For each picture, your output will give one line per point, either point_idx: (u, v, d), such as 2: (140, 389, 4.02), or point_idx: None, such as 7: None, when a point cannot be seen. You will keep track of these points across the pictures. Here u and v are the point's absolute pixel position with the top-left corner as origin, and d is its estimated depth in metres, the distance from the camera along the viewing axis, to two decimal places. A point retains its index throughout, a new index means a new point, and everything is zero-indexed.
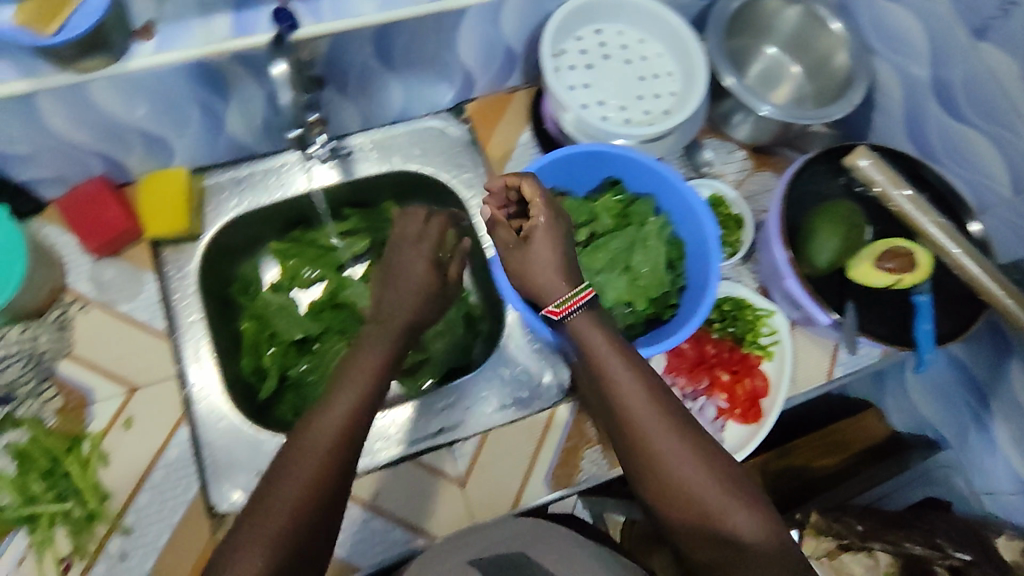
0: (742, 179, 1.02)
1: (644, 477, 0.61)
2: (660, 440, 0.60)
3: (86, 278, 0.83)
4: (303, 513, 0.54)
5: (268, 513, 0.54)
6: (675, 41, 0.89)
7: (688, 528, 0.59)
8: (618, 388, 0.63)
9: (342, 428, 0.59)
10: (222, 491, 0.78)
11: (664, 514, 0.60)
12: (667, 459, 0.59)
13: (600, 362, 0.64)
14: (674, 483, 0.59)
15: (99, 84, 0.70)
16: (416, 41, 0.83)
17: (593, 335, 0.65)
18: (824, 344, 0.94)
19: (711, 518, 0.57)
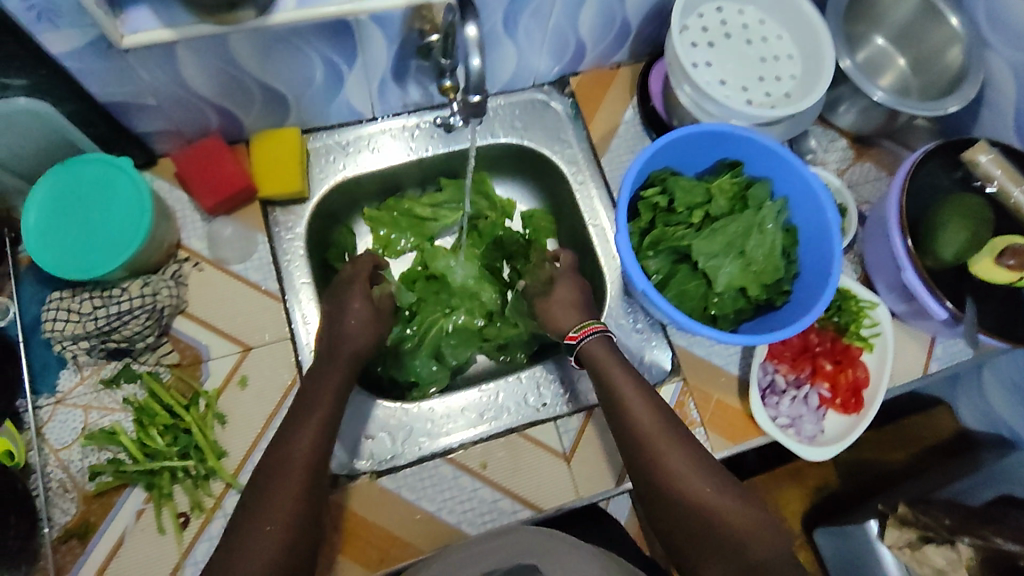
0: (842, 169, 1.01)
1: (649, 482, 0.71)
2: (666, 454, 0.71)
3: (200, 236, 0.82)
4: (297, 501, 0.64)
5: (272, 501, 0.63)
6: (799, 22, 0.87)
7: (683, 526, 0.68)
8: (630, 407, 0.74)
9: (310, 448, 0.68)
10: (344, 458, 0.80)
11: (663, 518, 0.70)
12: (667, 468, 0.70)
13: (612, 379, 0.76)
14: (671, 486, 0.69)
15: (237, 35, 0.67)
16: (546, 10, 0.81)
17: (607, 360, 0.78)
18: (920, 338, 0.93)
19: (705, 519, 0.66)
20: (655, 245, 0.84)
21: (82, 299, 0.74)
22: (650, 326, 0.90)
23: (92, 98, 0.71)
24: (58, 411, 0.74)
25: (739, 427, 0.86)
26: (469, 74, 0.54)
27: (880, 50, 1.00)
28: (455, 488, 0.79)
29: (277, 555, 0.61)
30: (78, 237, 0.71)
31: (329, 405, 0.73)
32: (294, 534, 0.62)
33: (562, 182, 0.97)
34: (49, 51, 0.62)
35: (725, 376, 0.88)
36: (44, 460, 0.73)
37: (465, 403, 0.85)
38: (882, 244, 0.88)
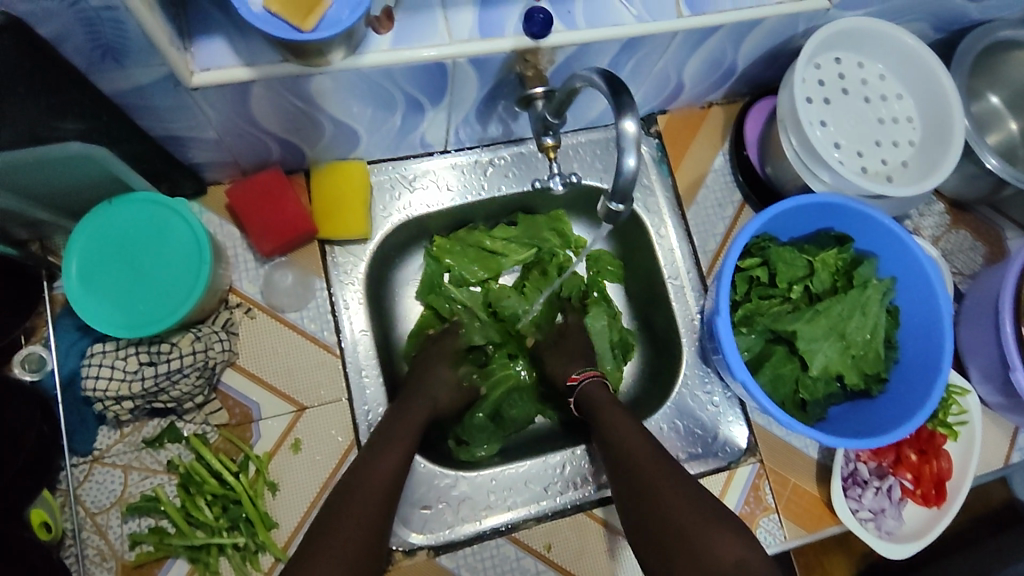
0: (937, 236, 0.93)
1: (636, 506, 0.66)
2: (652, 474, 0.66)
3: (253, 279, 0.75)
4: (349, 558, 0.59)
5: (339, 513, 0.62)
6: (925, 83, 0.80)
7: (666, 551, 0.62)
8: (620, 435, 0.71)
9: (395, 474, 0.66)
10: (401, 531, 0.74)
11: (648, 537, 0.64)
12: (658, 503, 0.64)
13: (603, 413, 0.75)
14: (663, 523, 0.63)
15: (323, 77, 0.60)
16: (654, 56, 0.72)
17: (600, 396, 0.77)
18: (1004, 425, 0.88)
19: (686, 539, 0.61)
20: (749, 321, 0.78)
21: (128, 355, 0.67)
22: (727, 400, 0.84)
23: (147, 132, 0.63)
24: (96, 471, 0.68)
25: (815, 515, 0.81)
26: (619, 172, 0.47)
27: (992, 109, 0.91)
28: (519, 570, 0.75)
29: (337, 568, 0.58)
30: (127, 290, 0.65)
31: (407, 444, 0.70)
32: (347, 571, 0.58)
33: (640, 231, 0.89)
34: (109, 87, 0.55)
35: (804, 460, 0.82)
36: (79, 525, 0.67)
37: (528, 474, 0.78)
38: (986, 329, 0.82)
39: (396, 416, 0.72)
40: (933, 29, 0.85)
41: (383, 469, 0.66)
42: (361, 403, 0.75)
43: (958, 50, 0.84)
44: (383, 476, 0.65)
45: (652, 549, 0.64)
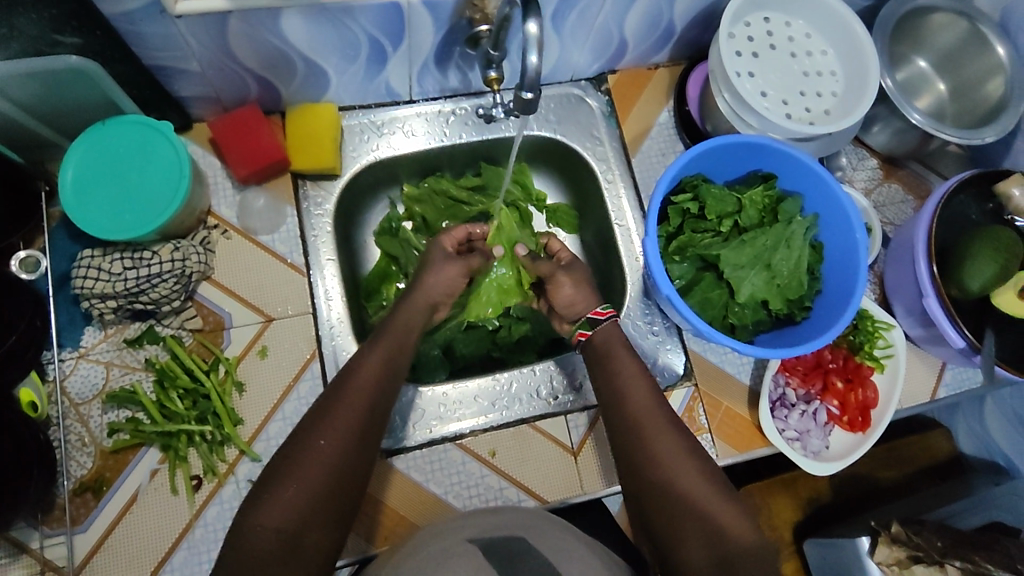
0: (870, 188, 1.00)
1: (638, 458, 0.69)
2: (660, 437, 0.69)
3: (230, 205, 0.83)
4: (332, 465, 0.62)
5: (328, 421, 0.65)
6: (845, 40, 0.88)
7: (667, 510, 0.66)
8: (626, 390, 0.74)
9: (377, 387, 0.69)
10: None
11: (646, 494, 0.68)
12: (656, 448, 0.69)
13: (615, 362, 0.76)
14: (658, 466, 0.68)
15: (291, 11, 0.68)
16: (595, 9, 0.81)
17: (614, 345, 0.78)
18: (931, 362, 0.94)
19: (695, 504, 0.65)
20: (681, 251, 0.86)
21: (113, 260, 0.75)
22: (666, 329, 0.91)
23: (138, 61, 0.71)
24: (81, 365, 0.75)
25: (746, 437, 0.87)
26: (525, 71, 0.55)
27: (919, 72, 0.99)
28: (464, 473, 0.81)
29: (319, 484, 0.61)
30: (116, 201, 0.73)
31: (387, 348, 0.72)
32: (327, 484, 0.62)
33: (591, 179, 0.97)
34: (104, 12, 0.63)
35: (736, 386, 0.89)
36: (64, 413, 0.74)
37: (477, 390, 0.85)
38: (903, 267, 0.89)
39: (373, 335, 0.74)
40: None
41: (369, 375, 0.69)
42: (325, 318, 0.83)
43: (881, 15, 0.92)
44: (367, 382, 0.69)
45: (643, 486, 0.68)
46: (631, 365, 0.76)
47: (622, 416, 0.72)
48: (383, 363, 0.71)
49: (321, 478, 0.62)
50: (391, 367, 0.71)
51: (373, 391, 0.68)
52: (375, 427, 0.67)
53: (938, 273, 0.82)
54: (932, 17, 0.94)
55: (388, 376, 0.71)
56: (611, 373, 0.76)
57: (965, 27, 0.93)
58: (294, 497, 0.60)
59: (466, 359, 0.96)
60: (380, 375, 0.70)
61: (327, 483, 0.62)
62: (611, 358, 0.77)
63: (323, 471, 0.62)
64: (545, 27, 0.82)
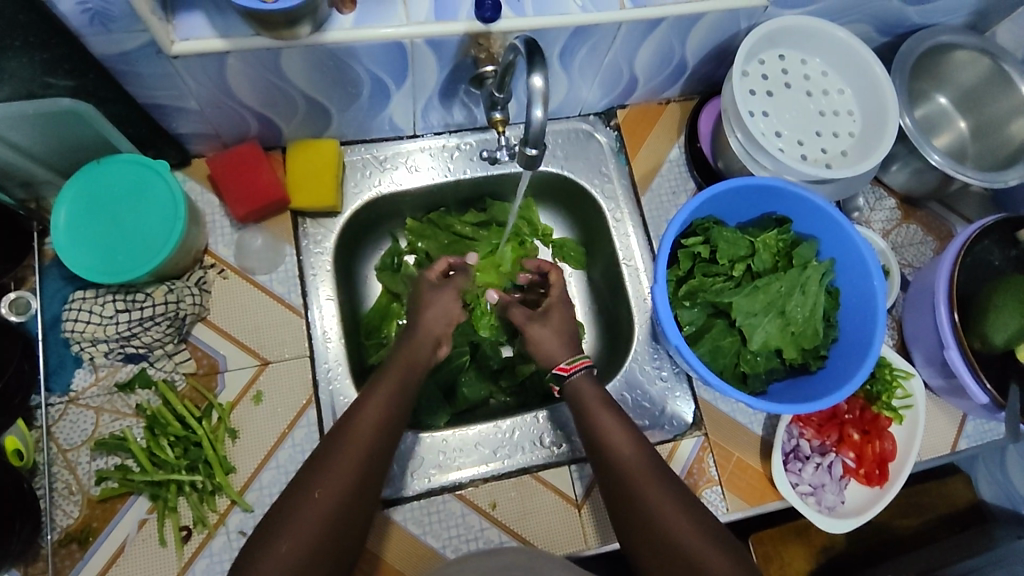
0: (887, 229, 0.97)
1: (627, 512, 0.66)
2: (648, 487, 0.66)
3: (227, 243, 0.81)
4: (325, 518, 0.59)
5: (323, 469, 0.62)
6: (864, 79, 0.85)
7: (662, 565, 0.62)
8: (609, 437, 0.71)
9: (374, 431, 0.66)
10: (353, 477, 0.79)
11: (639, 548, 0.65)
12: (653, 505, 0.65)
13: (593, 412, 0.73)
14: (653, 526, 0.64)
15: (291, 51, 0.66)
16: (605, 47, 0.78)
17: (586, 392, 0.75)
18: (951, 412, 0.91)
19: (686, 556, 0.61)
20: (691, 296, 0.83)
21: (106, 301, 0.73)
22: (675, 375, 0.88)
23: (134, 99, 0.70)
24: (70, 411, 0.73)
25: (758, 490, 0.84)
26: (529, 123, 0.54)
27: (940, 109, 0.96)
28: (463, 526, 0.78)
29: (311, 539, 0.58)
30: (108, 241, 0.71)
31: (389, 388, 0.70)
32: (321, 540, 0.59)
33: (599, 217, 0.95)
34: (98, 53, 0.62)
35: (747, 436, 0.86)
36: (51, 460, 0.72)
37: (478, 437, 0.82)
38: (924, 315, 0.85)
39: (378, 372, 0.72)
40: (878, 33, 0.90)
41: (370, 422, 0.66)
42: (323, 360, 0.80)
43: (900, 51, 0.88)
44: (366, 429, 0.65)
45: (640, 545, 0.64)
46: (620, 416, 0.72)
47: (610, 469, 0.69)
48: (383, 409, 0.67)
49: (317, 534, 0.58)
50: (391, 412, 0.68)
51: (374, 437, 0.65)
52: (375, 474, 0.64)
53: (960, 323, 0.79)
54: (954, 55, 0.91)
55: (389, 423, 0.67)
56: (590, 424, 0.72)
57: (989, 65, 0.90)
58: (286, 553, 0.57)
59: (469, 402, 0.92)
60: (381, 423, 0.67)
61: (320, 541, 0.59)
62: (592, 410, 0.73)
63: (319, 527, 0.59)
64: (553, 65, 0.80)
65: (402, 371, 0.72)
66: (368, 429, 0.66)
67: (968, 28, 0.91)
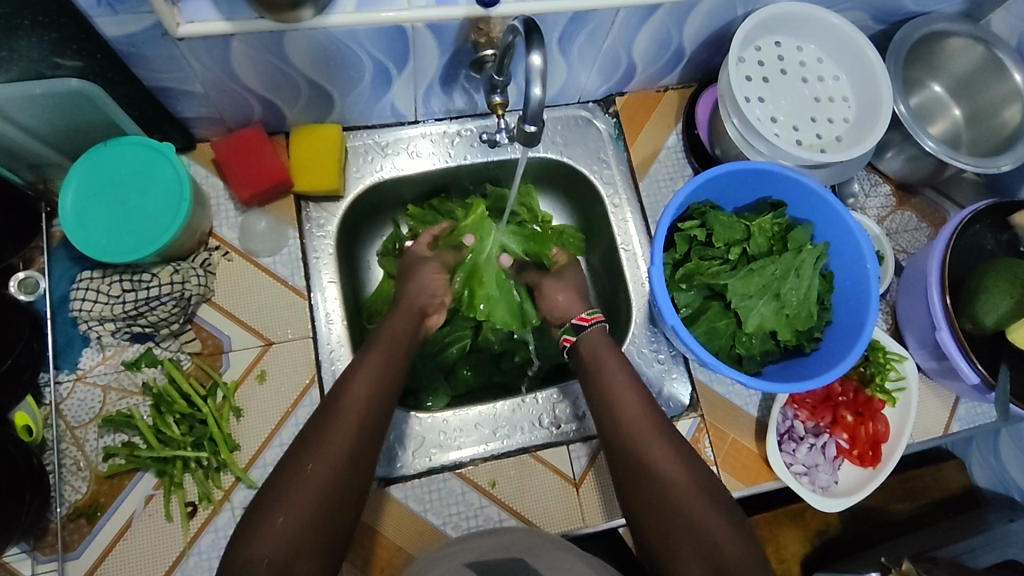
0: (882, 215, 0.98)
1: (626, 473, 0.69)
2: (648, 448, 0.70)
3: (231, 226, 0.83)
4: (319, 487, 0.61)
5: (317, 440, 0.64)
6: (858, 65, 0.86)
7: (657, 523, 0.65)
8: (615, 401, 0.74)
9: (367, 403, 0.68)
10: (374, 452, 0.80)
11: (637, 507, 0.67)
12: (664, 478, 0.67)
13: (598, 380, 0.77)
14: (652, 486, 0.67)
15: (294, 34, 0.67)
16: (603, 32, 0.79)
17: (601, 357, 0.79)
18: (944, 396, 0.92)
19: (682, 515, 0.64)
20: (688, 279, 0.84)
21: (112, 281, 0.75)
22: (672, 357, 0.89)
23: (140, 82, 0.71)
24: (78, 389, 0.75)
25: (753, 470, 0.85)
26: (527, 101, 0.55)
27: (935, 97, 0.97)
28: (463, 503, 0.79)
29: (307, 508, 0.60)
30: (115, 221, 0.73)
31: (380, 358, 0.73)
32: (320, 507, 0.60)
33: (597, 202, 0.96)
34: (106, 35, 0.63)
35: (743, 417, 0.87)
36: (59, 437, 0.73)
37: (478, 418, 0.84)
38: (917, 299, 0.87)
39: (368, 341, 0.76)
40: (874, 20, 0.91)
41: (360, 395, 0.68)
42: (325, 342, 0.81)
43: (895, 39, 0.90)
44: (357, 401, 0.68)
45: (645, 518, 0.66)
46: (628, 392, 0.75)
47: (613, 430, 0.73)
48: (372, 385, 0.70)
49: (311, 503, 0.60)
50: (380, 389, 0.70)
51: (363, 412, 0.67)
52: (367, 445, 0.66)
53: (951, 304, 0.81)
54: (948, 43, 0.92)
55: (381, 396, 0.70)
56: (600, 387, 0.76)
57: (983, 52, 0.91)
58: (282, 522, 0.58)
59: (469, 385, 0.93)
60: (373, 395, 0.69)
61: (318, 514, 0.60)
62: (606, 386, 0.76)
63: (315, 500, 0.60)
64: (551, 50, 0.81)
65: (394, 345, 0.75)
66: (357, 405, 0.68)
67: (962, 16, 0.92)
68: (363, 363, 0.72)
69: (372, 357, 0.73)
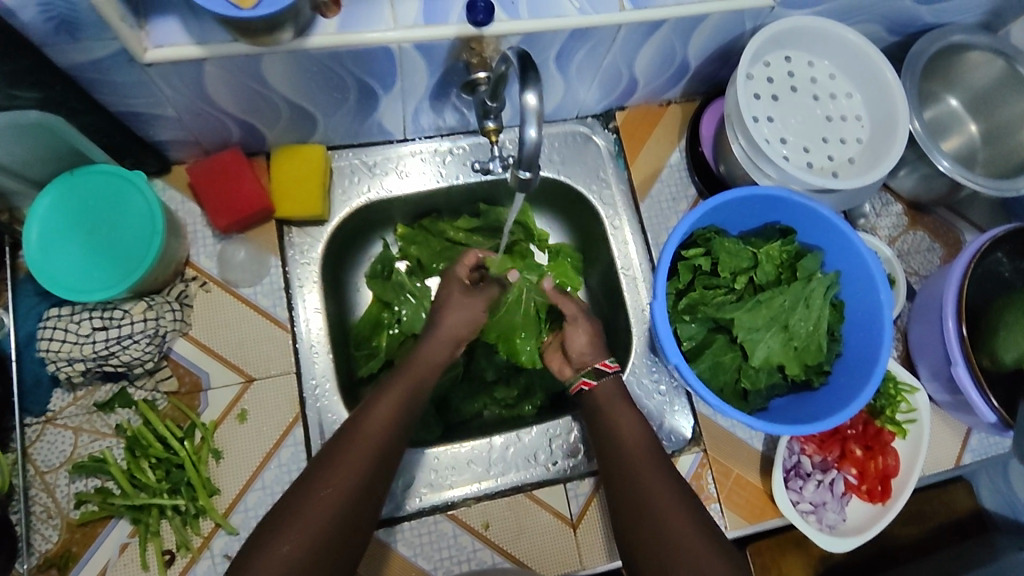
0: (894, 236, 0.94)
1: (629, 506, 0.66)
2: (649, 479, 0.66)
3: (210, 254, 0.78)
4: (331, 513, 0.58)
5: (334, 463, 0.61)
6: (872, 82, 0.81)
7: (659, 560, 0.61)
8: (622, 434, 0.72)
9: (388, 426, 0.65)
10: None
11: (637, 543, 0.64)
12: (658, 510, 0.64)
13: (610, 408, 0.74)
14: (655, 520, 0.63)
15: (271, 57, 0.62)
16: (604, 48, 0.74)
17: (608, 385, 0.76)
18: (955, 426, 0.88)
19: (685, 552, 0.60)
20: (691, 310, 0.81)
21: (82, 319, 0.71)
22: (674, 389, 0.85)
23: (107, 108, 0.66)
24: (47, 431, 0.71)
25: (757, 507, 0.82)
26: (523, 141, 0.51)
27: (951, 112, 0.92)
28: (455, 547, 0.76)
29: (319, 535, 0.56)
30: (87, 257, 0.69)
31: (411, 379, 0.70)
32: (331, 534, 0.57)
33: (596, 223, 0.92)
34: (64, 62, 0.58)
35: (747, 452, 0.83)
36: (28, 483, 0.70)
37: (471, 454, 0.80)
38: (932, 328, 0.83)
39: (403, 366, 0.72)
40: (888, 32, 0.86)
41: (383, 416, 0.65)
42: (310, 377, 0.77)
43: (911, 53, 0.85)
44: (378, 424, 0.65)
45: (642, 555, 0.63)
46: (631, 423, 0.72)
47: (620, 458, 0.70)
48: (392, 417, 0.66)
49: (322, 530, 0.57)
50: (399, 420, 0.66)
51: (379, 445, 0.63)
52: (386, 470, 0.63)
53: (968, 337, 0.77)
54: (966, 56, 0.87)
55: (404, 420, 0.67)
56: (608, 420, 0.74)
57: (1003, 67, 0.86)
58: (291, 546, 0.55)
59: (463, 414, 0.89)
60: (396, 418, 0.66)
61: (313, 554, 0.56)
62: (609, 417, 0.74)
63: (312, 538, 0.56)
64: (549, 67, 0.76)
65: (425, 370, 0.72)
66: (373, 436, 0.64)
67: (981, 28, 0.87)
68: (387, 392, 0.68)
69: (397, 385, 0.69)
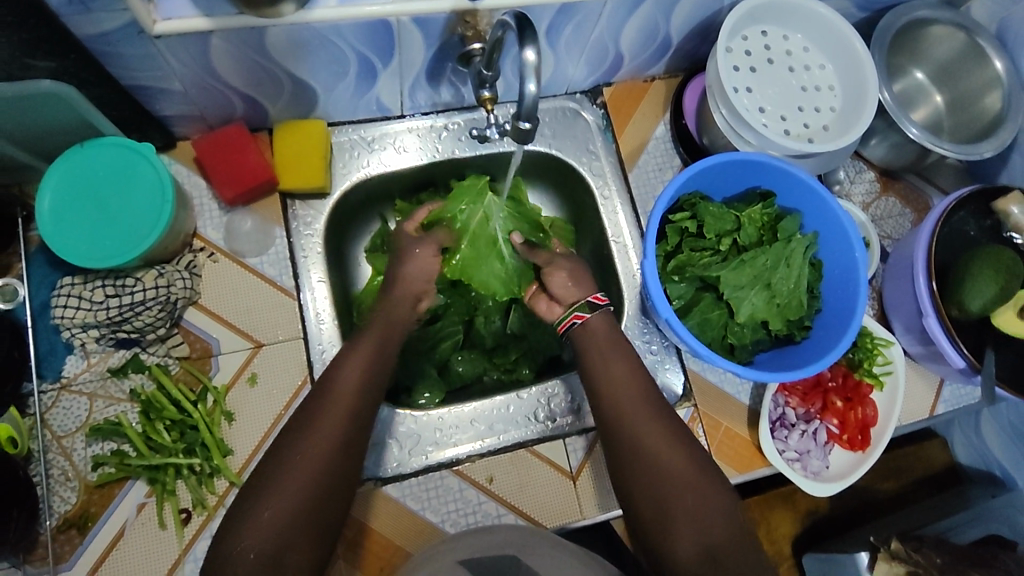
0: (867, 202, 0.99)
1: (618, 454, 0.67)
2: (638, 434, 0.67)
3: (216, 226, 0.81)
4: (320, 469, 0.59)
5: (315, 425, 0.61)
6: (844, 54, 0.86)
7: (654, 508, 0.63)
8: (603, 383, 0.72)
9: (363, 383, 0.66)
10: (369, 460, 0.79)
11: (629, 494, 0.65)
12: (665, 474, 0.64)
13: (592, 359, 0.75)
14: (649, 473, 0.65)
15: (277, 28, 0.65)
16: (590, 24, 0.78)
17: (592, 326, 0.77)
18: (928, 378, 0.94)
19: (678, 499, 0.63)
20: (680, 270, 0.85)
21: (95, 287, 0.73)
22: (665, 348, 0.90)
23: (117, 81, 0.69)
24: (63, 398, 0.73)
25: (746, 457, 0.86)
26: (522, 98, 0.54)
27: (918, 84, 0.98)
28: (460, 500, 0.79)
29: (309, 490, 0.58)
30: (95, 226, 0.71)
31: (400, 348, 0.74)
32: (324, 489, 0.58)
33: (587, 194, 0.96)
34: (80, 34, 0.61)
35: (735, 405, 0.88)
36: (45, 447, 0.72)
37: (473, 414, 0.84)
38: (904, 285, 0.88)
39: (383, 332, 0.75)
40: (857, 8, 0.92)
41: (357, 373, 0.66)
42: (317, 343, 0.80)
43: (879, 27, 0.90)
44: (351, 384, 0.65)
45: (643, 513, 0.64)
46: (617, 389, 0.72)
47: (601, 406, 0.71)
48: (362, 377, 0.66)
49: (310, 487, 0.58)
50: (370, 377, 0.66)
51: (356, 402, 0.64)
52: (364, 425, 0.64)
53: (937, 290, 0.82)
54: (930, 30, 0.93)
55: (375, 373, 0.67)
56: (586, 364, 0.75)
57: (964, 40, 0.92)
58: (285, 506, 0.56)
59: (463, 380, 0.93)
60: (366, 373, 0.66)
61: (307, 508, 0.57)
62: (593, 382, 0.73)
63: (290, 522, 0.56)
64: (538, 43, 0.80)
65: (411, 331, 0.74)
66: (347, 395, 0.64)
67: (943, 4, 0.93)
68: (352, 357, 0.68)
69: (349, 377, 0.65)
